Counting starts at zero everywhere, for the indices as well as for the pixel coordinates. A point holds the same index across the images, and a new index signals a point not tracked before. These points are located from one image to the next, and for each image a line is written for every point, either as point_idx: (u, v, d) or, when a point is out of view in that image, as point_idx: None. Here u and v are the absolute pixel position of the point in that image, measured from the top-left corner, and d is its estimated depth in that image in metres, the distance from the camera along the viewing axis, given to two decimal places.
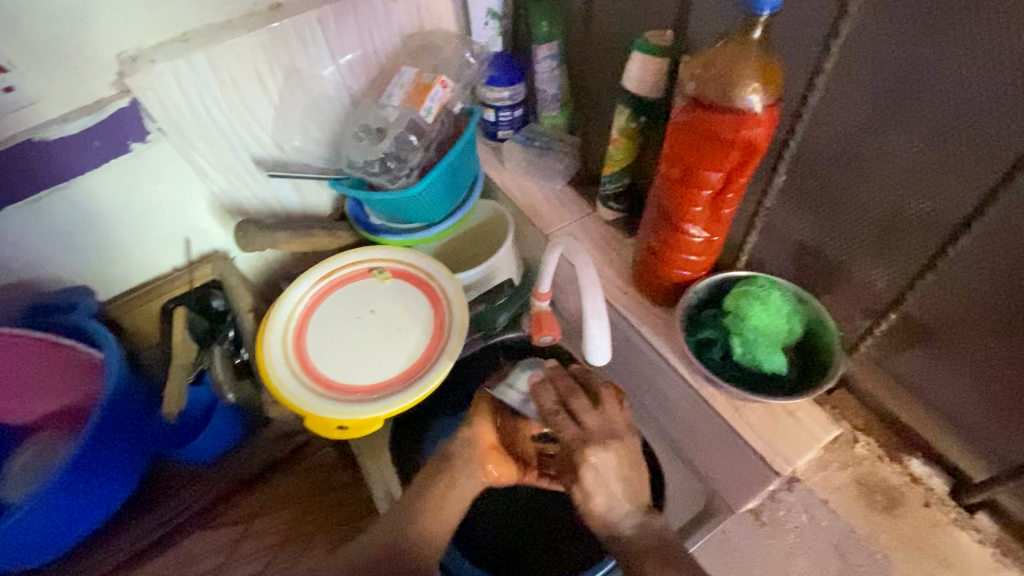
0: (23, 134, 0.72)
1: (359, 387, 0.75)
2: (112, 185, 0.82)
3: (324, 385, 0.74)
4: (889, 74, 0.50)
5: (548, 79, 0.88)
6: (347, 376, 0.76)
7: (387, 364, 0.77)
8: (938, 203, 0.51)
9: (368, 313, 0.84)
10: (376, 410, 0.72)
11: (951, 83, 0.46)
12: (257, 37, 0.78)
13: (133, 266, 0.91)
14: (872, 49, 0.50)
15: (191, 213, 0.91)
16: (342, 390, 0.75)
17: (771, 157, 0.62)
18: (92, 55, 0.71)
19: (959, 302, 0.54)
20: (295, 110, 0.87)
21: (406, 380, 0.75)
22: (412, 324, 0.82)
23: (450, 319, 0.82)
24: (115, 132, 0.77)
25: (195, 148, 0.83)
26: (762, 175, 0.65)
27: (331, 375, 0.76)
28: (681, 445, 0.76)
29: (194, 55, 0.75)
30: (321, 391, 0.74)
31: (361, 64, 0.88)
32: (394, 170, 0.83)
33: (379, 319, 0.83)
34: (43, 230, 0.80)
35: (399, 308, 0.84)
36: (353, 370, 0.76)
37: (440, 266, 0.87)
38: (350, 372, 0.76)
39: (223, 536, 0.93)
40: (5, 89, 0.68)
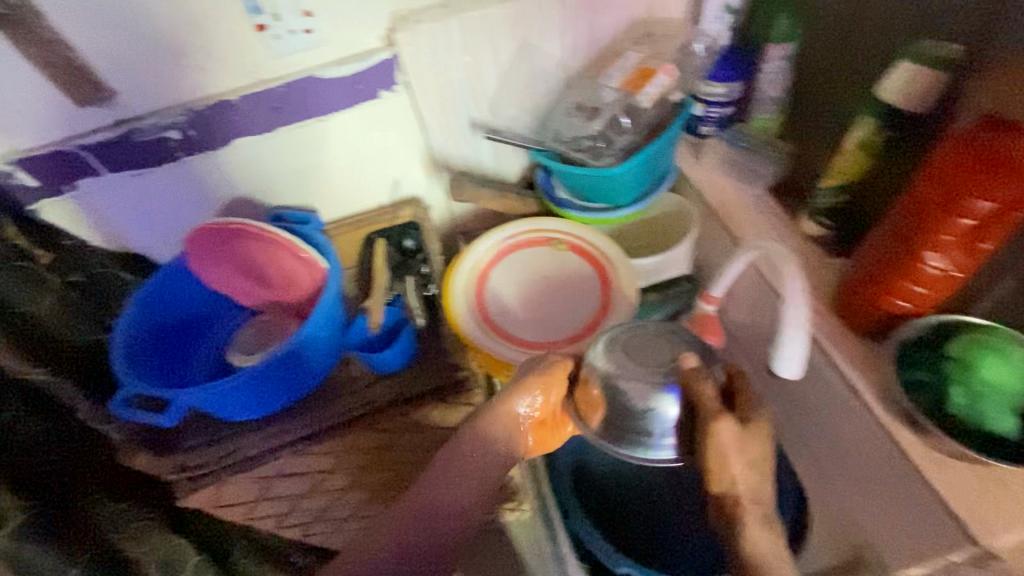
0: (307, 71, 0.86)
1: (526, 341, 0.83)
2: (356, 124, 0.96)
3: (497, 331, 0.83)
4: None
5: (771, 80, 0.84)
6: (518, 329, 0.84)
7: (554, 326, 0.84)
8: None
9: (541, 277, 0.90)
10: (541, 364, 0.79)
11: None
12: (505, 9, 0.85)
13: (351, 197, 1.07)
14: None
15: (406, 159, 1.04)
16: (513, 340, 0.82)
17: None
18: (373, 12, 0.83)
19: None
20: (516, 81, 0.94)
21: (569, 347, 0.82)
22: (580, 297, 0.87)
23: (618, 299, 0.85)
24: (372, 79, 0.89)
25: (428, 103, 0.94)
26: None
27: (503, 324, 0.84)
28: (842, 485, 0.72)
29: (450, 20, 0.84)
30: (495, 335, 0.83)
31: (584, 44, 0.93)
32: (598, 149, 0.85)
33: (550, 286, 0.88)
34: (299, 153, 0.97)
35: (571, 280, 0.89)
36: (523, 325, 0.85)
37: (615, 248, 0.89)
38: (519, 326, 0.84)
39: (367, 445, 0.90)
40: (305, 31, 0.82)
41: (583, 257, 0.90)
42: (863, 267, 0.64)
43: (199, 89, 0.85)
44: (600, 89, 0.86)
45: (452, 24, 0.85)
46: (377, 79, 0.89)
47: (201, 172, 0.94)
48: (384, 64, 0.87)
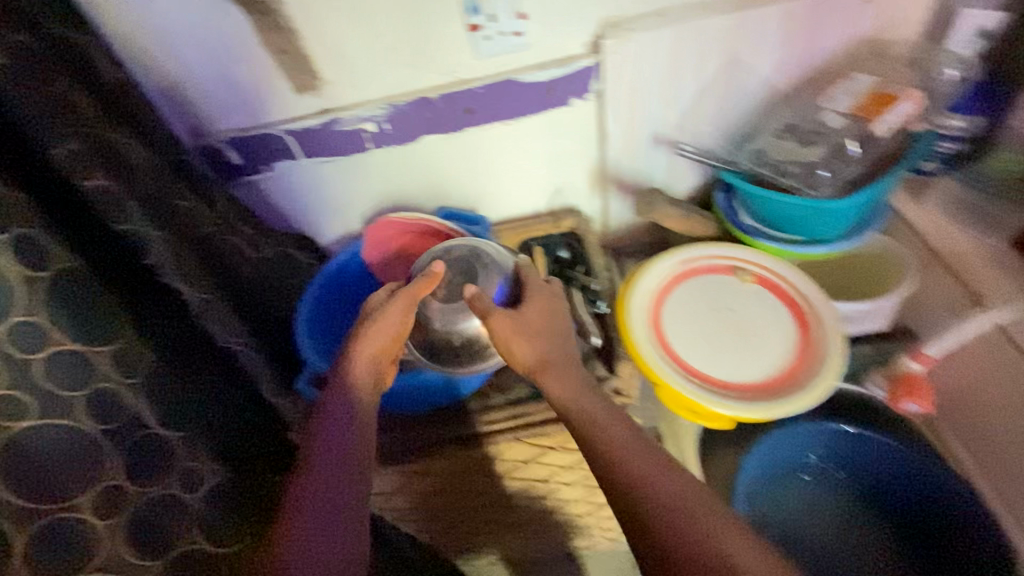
0: (507, 73, 0.86)
1: (710, 377, 0.75)
2: (538, 129, 0.94)
3: (682, 367, 0.75)
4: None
5: None
6: (705, 365, 0.76)
7: (745, 367, 0.75)
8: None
9: (727, 309, 0.81)
10: (733, 408, 0.70)
11: None
12: (725, 20, 0.79)
13: (513, 200, 1.06)
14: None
15: (575, 168, 1.01)
16: (703, 378, 0.74)
17: None
18: (586, 18, 0.81)
19: None
20: (714, 97, 0.89)
21: (767, 393, 0.72)
22: (774, 336, 0.78)
23: (823, 346, 0.75)
24: (568, 86, 0.87)
25: (617, 114, 0.90)
26: None
27: (689, 359, 0.76)
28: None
29: (665, 30, 0.80)
30: (681, 371, 0.74)
31: (797, 63, 0.85)
32: (816, 178, 0.78)
33: (737, 320, 0.80)
34: (475, 153, 0.97)
35: (761, 316, 0.80)
36: (709, 362, 0.76)
37: (814, 287, 0.81)
38: (705, 363, 0.76)
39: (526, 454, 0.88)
40: (516, 33, 0.81)
41: (774, 293, 0.82)
42: None
43: (401, 85, 0.87)
44: (822, 109, 0.80)
45: (666, 34, 0.81)
46: (573, 86, 0.87)
47: (382, 163, 0.96)
48: (584, 71, 0.85)
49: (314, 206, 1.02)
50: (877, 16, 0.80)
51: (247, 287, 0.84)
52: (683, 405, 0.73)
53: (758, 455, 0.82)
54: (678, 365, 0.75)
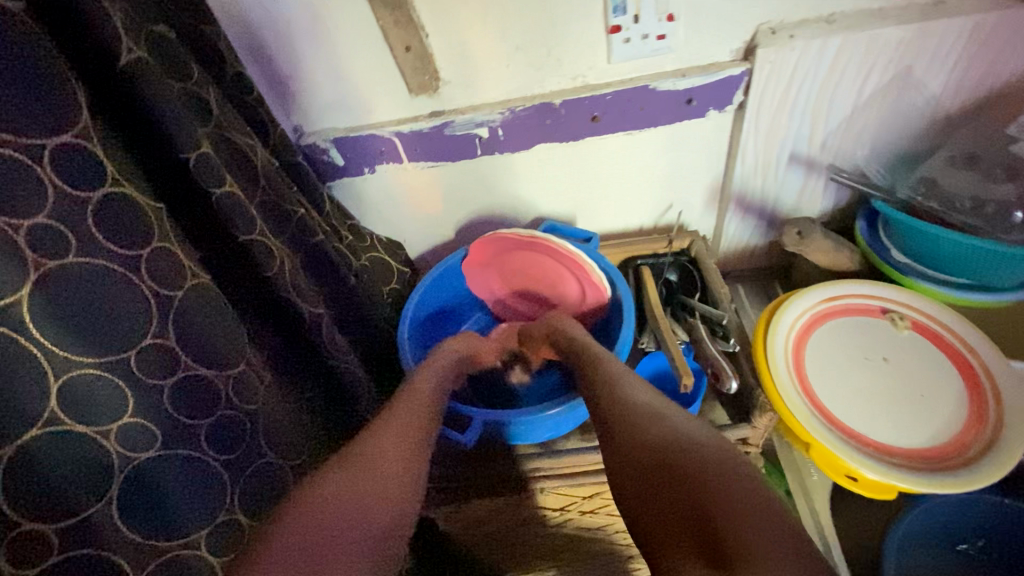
0: (642, 81, 0.77)
1: (863, 437, 0.67)
2: (662, 141, 0.86)
3: (835, 425, 0.67)
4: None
5: None
6: (860, 423, 0.68)
7: (906, 429, 0.67)
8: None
9: (878, 360, 0.73)
10: (899, 478, 0.62)
11: None
12: (905, 31, 0.69)
13: (618, 215, 0.98)
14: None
15: (692, 185, 0.93)
16: (859, 439, 0.66)
17: None
18: (742, 21, 0.72)
19: None
20: (870, 115, 0.79)
21: (940, 463, 0.63)
22: (938, 396, 0.69)
23: (1002, 413, 0.66)
24: (708, 96, 0.78)
25: (757, 129, 0.82)
26: None
27: (840, 415, 0.69)
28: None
29: (833, 40, 0.70)
30: (835, 429, 0.67)
31: (976, 82, 0.75)
32: (1007, 220, 0.69)
33: (892, 373, 0.72)
34: (589, 164, 0.89)
35: (920, 371, 0.71)
36: (864, 420, 0.68)
37: (987, 340, 0.71)
38: (860, 421, 0.68)
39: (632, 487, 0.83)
40: (660, 37, 0.73)
41: (934, 343, 0.73)
42: None
43: (522, 88, 0.80)
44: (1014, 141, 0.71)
45: (832, 44, 0.71)
46: (712, 97, 0.78)
47: (488, 169, 0.89)
48: (730, 81, 0.76)
49: (409, 211, 0.96)
50: None
51: (347, 298, 0.78)
52: (837, 468, 0.66)
53: (902, 527, 0.73)
54: (830, 422, 0.68)
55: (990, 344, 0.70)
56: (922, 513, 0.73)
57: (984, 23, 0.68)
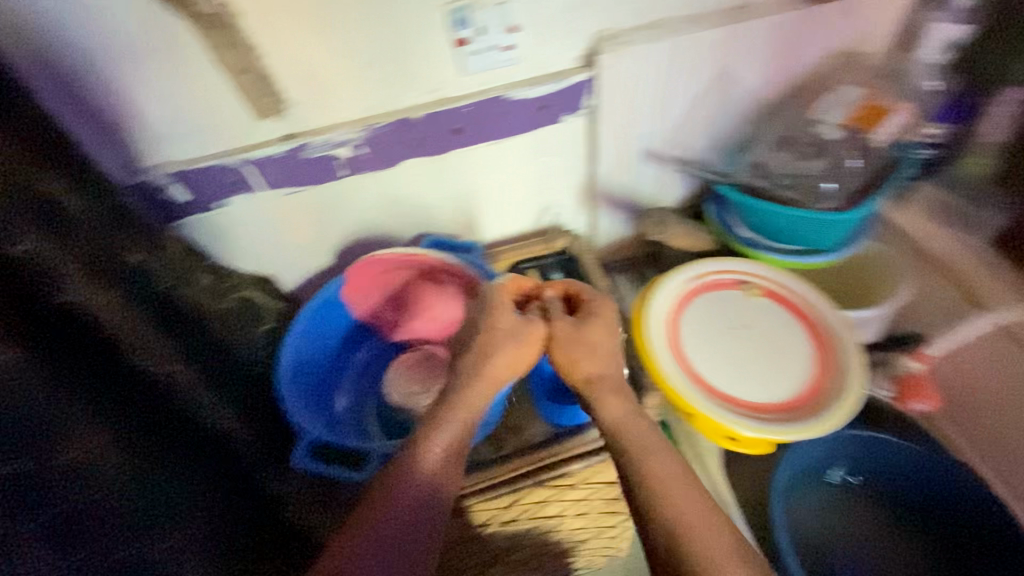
0: (497, 90, 0.79)
1: (738, 400, 0.74)
2: (528, 147, 0.88)
3: (715, 394, 0.74)
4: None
5: (1000, 122, 0.80)
6: (734, 388, 0.75)
7: (771, 386, 0.75)
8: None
9: (740, 326, 0.81)
10: (769, 432, 0.70)
11: None
12: (716, 34, 0.78)
13: (500, 221, 0.99)
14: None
15: (562, 186, 0.97)
16: (736, 403, 0.73)
17: None
18: (580, 31, 0.76)
19: None
20: (704, 110, 0.87)
21: (800, 412, 0.72)
22: (792, 351, 0.78)
23: (841, 357, 0.76)
24: (561, 102, 0.82)
25: (610, 129, 0.87)
26: None
27: (717, 383, 0.75)
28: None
29: (662, 44, 0.78)
30: (715, 398, 0.73)
31: (780, 75, 0.86)
32: (821, 192, 0.80)
33: (754, 337, 0.80)
34: (461, 175, 0.89)
35: (775, 331, 0.80)
36: (738, 384, 0.75)
37: (820, 295, 0.82)
38: (734, 386, 0.75)
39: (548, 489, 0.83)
40: (507, 47, 0.75)
41: (782, 304, 0.82)
42: None
43: (380, 105, 0.78)
44: (816, 123, 0.82)
45: (661, 47, 0.78)
46: (566, 102, 0.83)
47: (357, 190, 0.86)
48: (578, 86, 0.81)
49: (279, 243, 0.89)
50: (856, 28, 0.82)
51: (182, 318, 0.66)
52: (720, 432, 0.72)
53: (781, 474, 0.80)
54: (711, 393, 0.74)
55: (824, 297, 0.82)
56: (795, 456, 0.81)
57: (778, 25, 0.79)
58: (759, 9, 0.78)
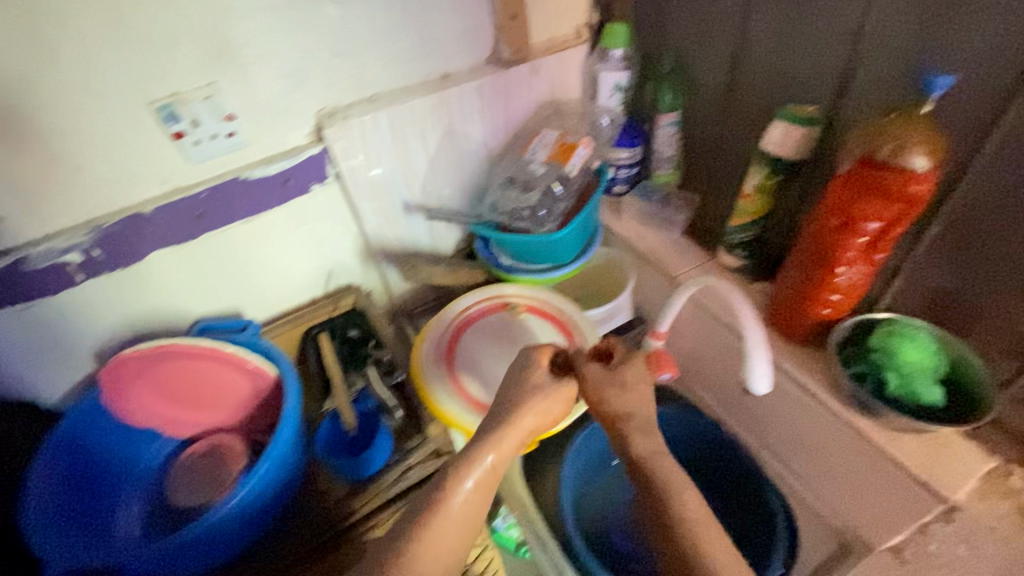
0: (234, 173, 0.83)
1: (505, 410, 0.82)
2: (286, 219, 0.92)
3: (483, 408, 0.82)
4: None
5: (667, 142, 0.98)
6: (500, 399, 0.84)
7: None
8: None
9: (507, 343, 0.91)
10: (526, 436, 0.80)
11: None
12: (429, 100, 0.90)
13: (284, 295, 1.00)
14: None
15: (340, 249, 1.01)
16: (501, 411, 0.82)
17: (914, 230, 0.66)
18: (301, 109, 0.83)
19: None
20: (445, 162, 0.99)
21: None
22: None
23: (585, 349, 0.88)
24: (304, 173, 0.88)
25: (362, 191, 0.94)
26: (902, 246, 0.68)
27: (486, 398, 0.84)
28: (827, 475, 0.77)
29: (380, 113, 0.87)
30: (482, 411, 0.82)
31: (502, 125, 1.01)
32: (541, 217, 0.91)
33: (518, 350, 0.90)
34: (225, 255, 0.90)
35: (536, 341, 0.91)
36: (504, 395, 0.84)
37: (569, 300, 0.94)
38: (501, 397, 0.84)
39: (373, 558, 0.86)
40: (230, 134, 0.79)
41: (542, 315, 0.94)
42: (789, 280, 0.74)
43: (108, 204, 0.77)
44: (528, 162, 0.94)
45: (381, 116, 0.88)
46: (310, 173, 0.88)
47: (109, 293, 0.82)
48: (315, 158, 0.87)
49: (26, 365, 0.81)
50: (549, 82, 1.00)
51: None
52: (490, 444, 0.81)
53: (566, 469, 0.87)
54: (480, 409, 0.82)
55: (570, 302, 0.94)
56: (579, 450, 0.89)
57: (480, 87, 0.93)
58: (462, 77, 0.93)
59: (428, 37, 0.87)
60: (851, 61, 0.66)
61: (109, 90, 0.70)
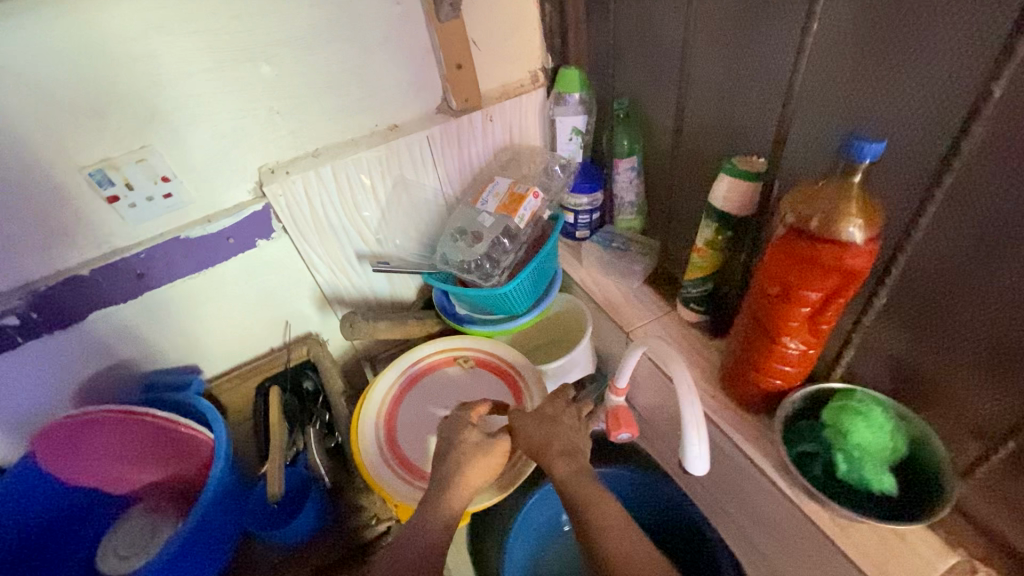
0: (173, 233, 0.82)
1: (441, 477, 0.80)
2: (232, 274, 0.90)
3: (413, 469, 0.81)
4: (1006, 203, 0.46)
5: (627, 188, 0.93)
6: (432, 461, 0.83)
7: None
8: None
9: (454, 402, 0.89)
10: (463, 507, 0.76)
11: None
12: (375, 152, 0.88)
13: (237, 347, 0.98)
14: (983, 184, 0.47)
15: (295, 299, 0.99)
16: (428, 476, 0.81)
17: (861, 299, 0.60)
18: (239, 167, 0.83)
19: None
20: (398, 212, 0.96)
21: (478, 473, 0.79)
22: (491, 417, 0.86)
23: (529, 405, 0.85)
24: (247, 229, 0.86)
25: (310, 244, 0.92)
26: (851, 314, 0.62)
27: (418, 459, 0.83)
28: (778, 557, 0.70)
29: (322, 168, 0.85)
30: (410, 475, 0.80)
31: (457, 172, 0.98)
32: (487, 269, 0.89)
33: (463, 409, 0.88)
34: (170, 312, 0.88)
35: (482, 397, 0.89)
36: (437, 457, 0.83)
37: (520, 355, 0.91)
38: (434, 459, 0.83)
39: None
40: (166, 195, 0.79)
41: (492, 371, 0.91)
42: (737, 346, 0.69)
43: (44, 268, 0.77)
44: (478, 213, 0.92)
45: (323, 170, 0.85)
46: (252, 230, 0.87)
47: (50, 354, 0.81)
48: (257, 215, 0.86)
49: None
50: (505, 127, 0.97)
51: None
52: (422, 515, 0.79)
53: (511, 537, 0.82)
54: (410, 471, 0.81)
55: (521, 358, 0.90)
56: (526, 515, 0.84)
57: (429, 137, 0.91)
58: (409, 127, 0.90)
59: (370, 91, 0.86)
60: (782, 122, 0.62)
61: (38, 160, 0.70)
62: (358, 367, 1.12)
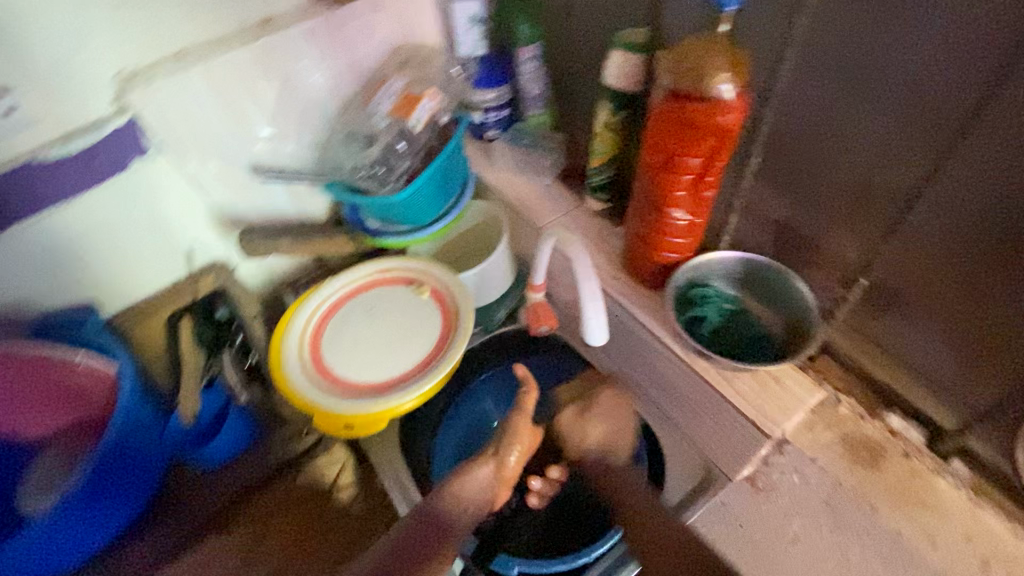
0: (25, 156, 0.73)
1: (339, 377, 0.81)
2: (114, 200, 0.83)
3: (327, 378, 0.81)
4: (850, 41, 0.49)
5: (532, 78, 0.89)
6: (350, 375, 0.82)
7: (381, 367, 0.82)
8: (922, 165, 0.50)
9: (394, 316, 0.87)
10: (334, 405, 0.77)
11: (901, 60, 0.46)
12: (251, 51, 0.80)
13: (135, 282, 0.92)
14: (835, 25, 0.49)
15: (192, 226, 0.92)
16: (331, 380, 0.81)
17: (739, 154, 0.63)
18: (90, 74, 0.73)
19: (910, 259, 0.55)
20: (291, 119, 0.89)
21: (383, 391, 0.80)
22: (424, 338, 0.84)
23: (441, 355, 0.82)
24: (115, 148, 0.78)
25: (195, 162, 0.85)
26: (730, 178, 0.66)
27: (335, 368, 0.82)
28: (669, 431, 0.77)
29: (191, 71, 0.77)
30: (320, 380, 0.80)
31: (349, 71, 0.90)
32: (382, 174, 0.86)
33: (402, 334, 0.85)
34: (46, 248, 0.81)
35: (415, 324, 0.86)
36: (362, 373, 0.82)
37: (469, 300, 0.85)
38: (358, 374, 0.82)
39: (240, 538, 0.94)
40: (7, 111, 0.70)
41: (440, 305, 0.87)
42: (634, 227, 0.70)
43: None
44: (372, 115, 0.87)
45: (195, 74, 0.77)
46: (121, 149, 0.78)
47: None
48: (124, 130, 0.77)
49: None
50: (396, 22, 0.89)
51: None
52: (334, 422, 0.79)
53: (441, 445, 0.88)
54: (322, 376, 0.81)
55: (468, 304, 0.85)
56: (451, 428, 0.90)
57: (310, 30, 0.82)
58: (283, 19, 0.82)
59: None
60: None
61: None
62: (278, 296, 1.09)
